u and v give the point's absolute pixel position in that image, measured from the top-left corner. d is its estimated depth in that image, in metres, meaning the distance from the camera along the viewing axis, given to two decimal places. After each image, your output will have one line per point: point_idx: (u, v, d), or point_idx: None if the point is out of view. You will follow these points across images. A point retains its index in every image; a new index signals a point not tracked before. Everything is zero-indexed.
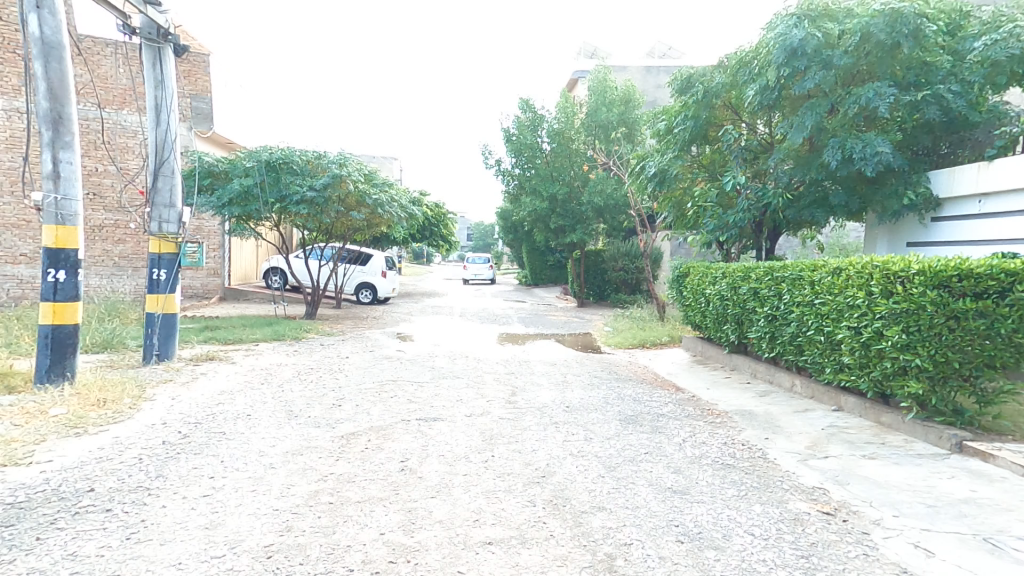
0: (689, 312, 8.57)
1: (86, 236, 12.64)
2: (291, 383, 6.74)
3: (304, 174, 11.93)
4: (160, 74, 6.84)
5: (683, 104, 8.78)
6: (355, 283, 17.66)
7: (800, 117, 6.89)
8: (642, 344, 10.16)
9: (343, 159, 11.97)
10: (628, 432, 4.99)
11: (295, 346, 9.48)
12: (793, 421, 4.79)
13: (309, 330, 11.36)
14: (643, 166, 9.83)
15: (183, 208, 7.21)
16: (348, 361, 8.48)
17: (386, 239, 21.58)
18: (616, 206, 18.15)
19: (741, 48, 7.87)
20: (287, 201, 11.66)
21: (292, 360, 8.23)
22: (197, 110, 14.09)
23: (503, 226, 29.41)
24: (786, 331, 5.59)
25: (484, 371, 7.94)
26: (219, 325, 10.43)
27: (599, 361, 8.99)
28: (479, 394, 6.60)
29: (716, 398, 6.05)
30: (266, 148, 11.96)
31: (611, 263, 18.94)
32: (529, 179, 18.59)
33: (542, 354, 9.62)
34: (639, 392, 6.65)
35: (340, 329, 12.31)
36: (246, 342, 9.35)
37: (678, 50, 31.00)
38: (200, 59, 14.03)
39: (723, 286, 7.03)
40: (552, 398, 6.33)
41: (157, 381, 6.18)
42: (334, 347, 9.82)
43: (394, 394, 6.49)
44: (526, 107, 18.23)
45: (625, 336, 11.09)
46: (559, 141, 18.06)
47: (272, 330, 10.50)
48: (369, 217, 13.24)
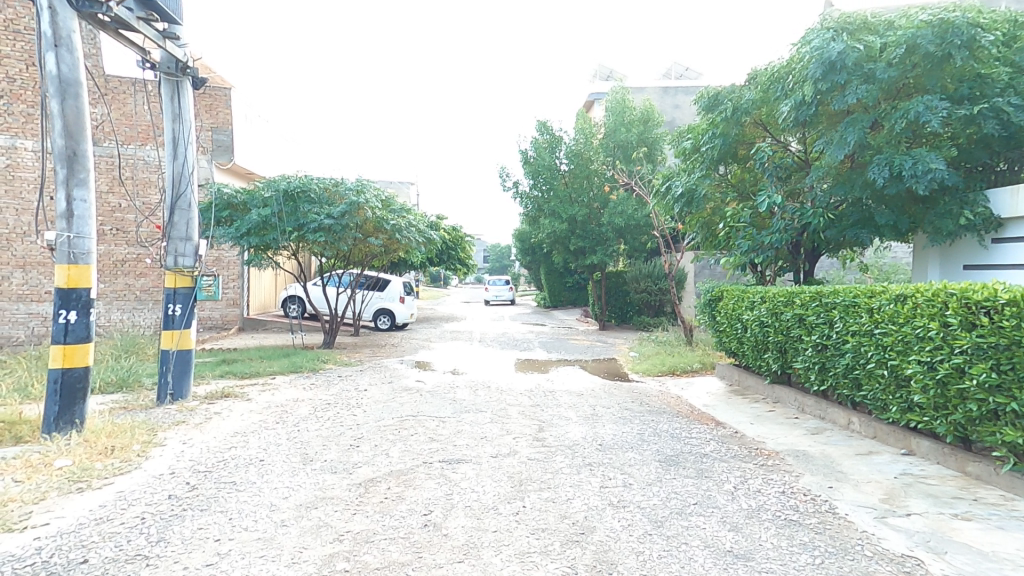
0: (723, 339, 8.12)
1: (109, 270, 12.70)
2: (307, 421, 6.43)
3: (322, 202, 11.88)
4: (178, 107, 6.77)
5: (711, 122, 8.54)
6: (373, 308, 17.52)
7: (840, 133, 6.55)
8: (672, 372, 9.67)
9: (361, 186, 11.91)
10: (671, 474, 4.52)
11: (312, 379, 9.21)
12: (859, 466, 4.30)
13: (326, 361, 11.13)
14: (669, 186, 9.54)
15: (200, 241, 7.10)
16: (366, 395, 8.16)
17: (404, 264, 21.49)
18: (637, 226, 17.82)
19: (772, 64, 7.63)
20: (305, 229, 11.58)
21: (309, 395, 7.95)
22: (218, 143, 14.23)
23: (521, 248, 29.22)
24: (838, 363, 5.14)
25: (507, 404, 7.55)
26: (236, 358, 10.28)
27: (628, 390, 8.50)
28: (504, 430, 6.21)
29: (762, 434, 5.58)
30: (284, 178, 11.94)
31: (633, 284, 18.50)
32: (547, 201, 18.38)
33: (568, 383, 9.16)
34: (676, 425, 6.16)
35: (358, 359, 12.05)
36: (262, 376, 9.14)
37: (696, 71, 30.91)
38: (221, 93, 14.24)
39: (762, 312, 6.59)
40: (583, 435, 5.91)
41: (168, 423, 5.93)
42: (352, 379, 9.54)
43: (415, 432, 6.13)
44: (543, 129, 18.20)
45: (653, 362, 10.61)
46: (577, 162, 17.88)
47: (290, 362, 10.30)
48: (386, 242, 13.16)
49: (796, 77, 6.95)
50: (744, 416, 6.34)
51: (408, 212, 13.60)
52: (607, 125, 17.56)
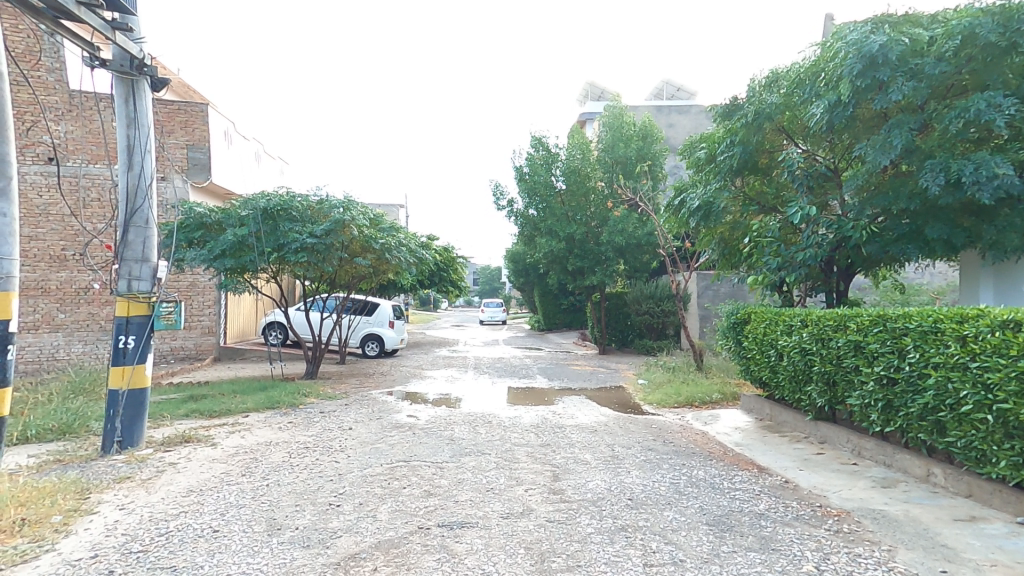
0: (750, 366, 7.33)
1: (69, 299, 11.69)
2: (280, 471, 5.43)
3: (304, 221, 11.12)
4: (134, 111, 5.96)
5: (730, 129, 7.96)
6: (361, 334, 16.50)
7: (883, 137, 5.91)
8: (690, 404, 8.80)
9: (348, 203, 11.16)
10: (729, 547, 3.61)
11: (290, 416, 8.22)
12: (968, 543, 3.41)
13: (308, 394, 10.11)
14: (684, 198, 8.87)
15: (159, 262, 6.24)
16: (351, 435, 7.16)
17: (394, 286, 20.55)
18: (637, 245, 17.20)
19: (799, 66, 7.11)
20: (286, 250, 10.74)
21: (285, 436, 6.95)
22: (194, 161, 13.46)
23: (515, 269, 28.52)
24: (912, 403, 4.33)
25: (511, 444, 6.63)
26: (205, 394, 9.28)
27: (646, 424, 7.62)
28: (514, 479, 5.25)
29: (819, 485, 4.71)
30: (263, 195, 11.10)
31: (635, 306, 17.77)
32: (543, 220, 17.71)
33: (578, 416, 8.25)
34: (713, 473, 5.25)
35: (343, 391, 11.03)
36: (234, 414, 8.15)
37: (687, 91, 30.87)
38: (198, 110, 13.46)
39: (804, 337, 5.81)
40: (605, 484, 5.00)
41: (110, 481, 4.93)
42: (336, 415, 8.53)
43: (408, 483, 5.17)
44: (539, 145, 17.63)
45: (667, 392, 9.74)
46: (574, 178, 17.23)
47: (267, 397, 9.28)
48: (374, 262, 12.50)
49: (829, 77, 6.34)
50: (790, 459, 5.49)
51: (399, 231, 12.83)
52: (605, 141, 17.02)
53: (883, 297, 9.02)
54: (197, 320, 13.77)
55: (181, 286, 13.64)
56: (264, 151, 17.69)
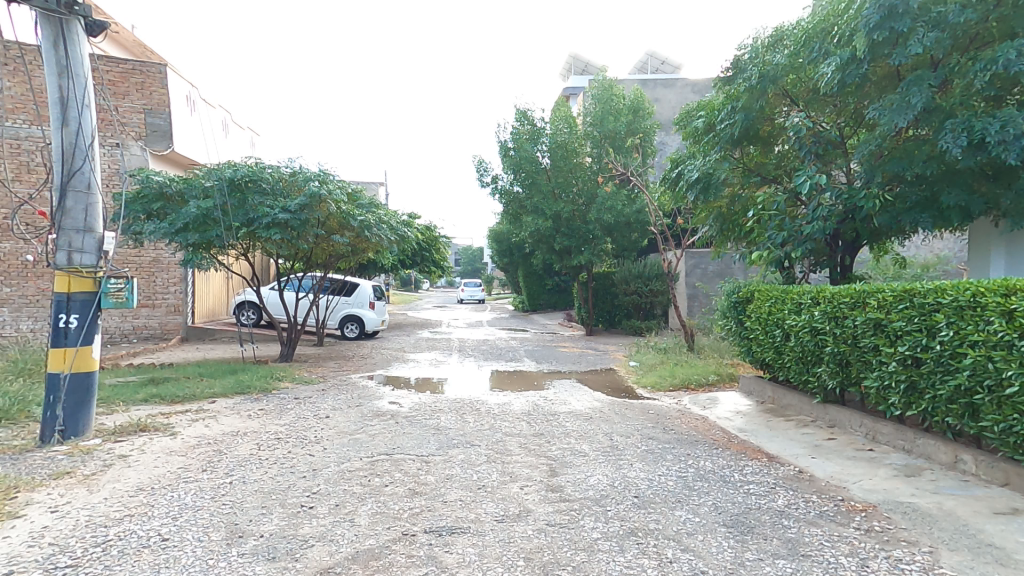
0: (751, 346, 6.96)
1: (15, 273, 10.82)
2: (246, 465, 4.88)
3: (276, 194, 10.38)
4: (66, 58, 5.19)
5: (731, 94, 7.45)
6: (340, 315, 15.85)
7: (900, 96, 5.44)
8: (686, 387, 8.47)
9: (324, 175, 10.48)
10: (752, 553, 3.22)
11: (262, 402, 7.67)
12: (1019, 546, 3.07)
13: (281, 378, 9.52)
14: (681, 171, 8.36)
15: (105, 234, 5.54)
16: (327, 424, 6.65)
17: (374, 265, 19.86)
18: (626, 223, 16.79)
19: (808, 22, 6.59)
20: (255, 225, 10.02)
21: (254, 425, 6.40)
22: (153, 128, 12.56)
23: (498, 248, 27.94)
24: (941, 384, 3.96)
25: (500, 434, 6.20)
26: (168, 377, 8.65)
27: (643, 410, 7.25)
28: (507, 475, 4.81)
29: (836, 474, 4.34)
30: (229, 165, 10.30)
31: (623, 286, 17.50)
32: (529, 196, 17.15)
33: (571, 401, 7.86)
34: (721, 463, 4.87)
35: (319, 375, 10.45)
36: (199, 398, 7.64)
37: (674, 65, 30.19)
38: (155, 71, 12.50)
39: (813, 315, 5.40)
40: (607, 480, 4.58)
41: (45, 477, 4.33)
42: (312, 401, 7.99)
43: (391, 480, 4.69)
44: (524, 118, 16.94)
45: (660, 374, 9.42)
46: (561, 153, 16.70)
47: (236, 382, 8.67)
48: (353, 241, 11.89)
49: (842, 32, 5.87)
50: (800, 444, 5.13)
51: (379, 206, 12.21)
52: (594, 114, 16.37)
53: (878, 274, 8.91)
54: (162, 300, 13.04)
55: (143, 264, 12.84)
56: (232, 121, 16.66)
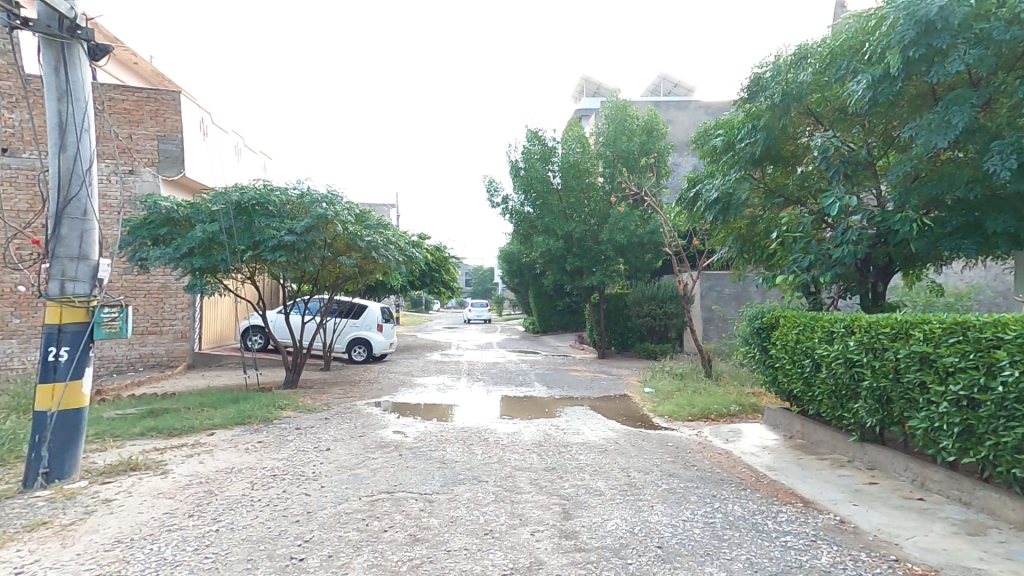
0: (776, 376, 6.54)
1: (23, 304, 10.75)
2: (237, 510, 4.54)
3: (283, 216, 10.28)
4: (66, 82, 5.06)
5: (752, 113, 7.19)
6: (348, 338, 15.59)
7: (939, 115, 5.15)
8: (706, 417, 8.01)
9: (331, 197, 10.40)
10: None
11: (262, 435, 7.37)
12: None
13: (284, 406, 9.24)
14: (699, 191, 8.05)
15: (99, 261, 5.32)
16: (327, 458, 6.32)
17: (383, 287, 19.70)
18: (638, 244, 16.50)
19: (835, 40, 6.35)
20: (261, 248, 9.89)
21: (251, 460, 6.09)
22: (165, 154, 12.57)
23: (508, 269, 27.73)
24: (1007, 429, 3.56)
25: (509, 467, 5.83)
26: (168, 409, 8.41)
27: (661, 443, 6.82)
28: (517, 517, 4.42)
29: (884, 527, 3.89)
30: (236, 187, 10.22)
31: (636, 308, 17.07)
32: (540, 218, 16.98)
33: (584, 430, 7.46)
34: (752, 508, 4.44)
35: (324, 402, 10.14)
36: (198, 431, 7.46)
37: (686, 87, 30.22)
38: (169, 98, 12.56)
39: (847, 347, 5.00)
40: (625, 526, 4.16)
41: (17, 530, 4.04)
42: (314, 432, 7.67)
43: (389, 524, 4.31)
44: (534, 138, 16.91)
45: (677, 402, 8.97)
46: (572, 173, 16.57)
47: (238, 412, 8.41)
48: (360, 261, 11.78)
49: (871, 49, 5.62)
50: (837, 487, 4.69)
51: (388, 228, 12.11)
52: (607, 134, 16.24)
53: (907, 296, 8.50)
54: (170, 326, 12.91)
55: (152, 289, 12.75)
56: (244, 144, 16.77)
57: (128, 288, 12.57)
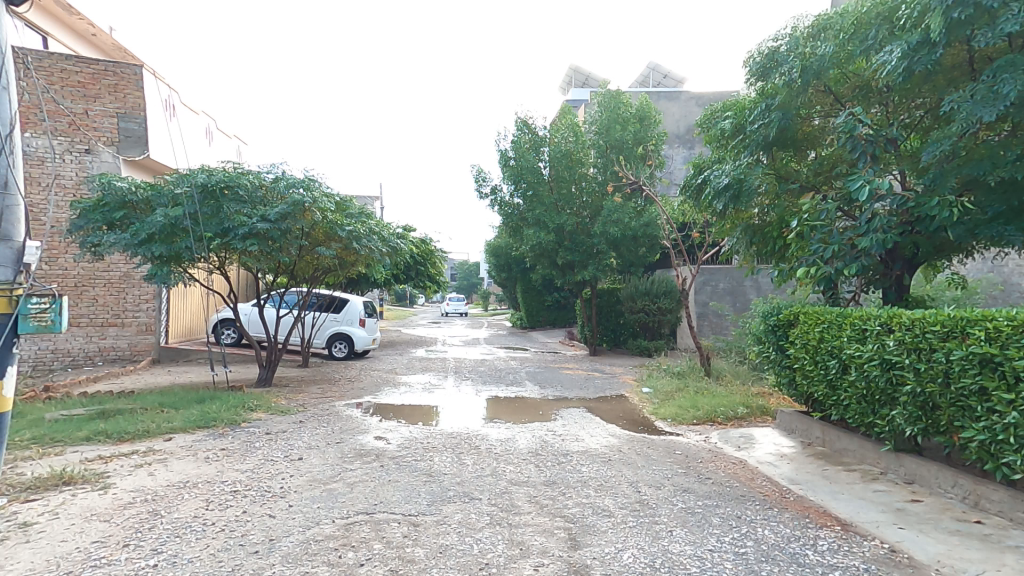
0: (793, 377, 5.99)
1: None
2: (181, 538, 3.89)
3: (254, 202, 9.58)
4: None
5: (766, 91, 6.63)
6: (328, 333, 14.84)
7: (986, 87, 4.64)
8: (711, 420, 7.49)
9: (308, 182, 9.77)
10: None
11: (227, 442, 6.64)
12: None
13: (255, 409, 8.53)
14: (706, 176, 7.46)
15: (25, 243, 4.56)
16: (298, 469, 5.65)
17: (366, 279, 18.93)
18: (632, 237, 15.95)
19: (857, 10, 5.83)
20: (230, 236, 9.19)
21: (209, 473, 5.40)
22: (126, 133, 11.69)
23: (496, 264, 27.16)
24: None
25: (504, 481, 5.21)
26: (122, 411, 7.65)
27: (667, 450, 6.26)
28: (517, 547, 3.79)
29: (944, 557, 3.35)
30: (203, 169, 9.44)
31: (629, 303, 16.59)
32: (530, 209, 16.41)
33: (584, 437, 6.86)
34: (786, 532, 3.87)
35: (299, 403, 9.42)
36: (152, 435, 6.77)
37: (676, 78, 29.78)
38: (129, 73, 11.66)
39: (881, 345, 4.45)
40: (641, 557, 3.58)
41: None
42: (285, 437, 6.99)
43: (366, 554, 3.68)
44: (524, 126, 16.37)
45: (678, 403, 8.45)
46: (564, 162, 16.06)
47: (201, 415, 7.68)
48: (340, 252, 11.17)
49: (908, 13, 5.10)
50: (875, 506, 4.12)
51: (371, 217, 11.51)
52: (600, 122, 15.83)
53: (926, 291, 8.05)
54: (133, 319, 12.05)
55: (112, 279, 11.86)
56: (218, 127, 15.85)
57: (86, 278, 11.68)
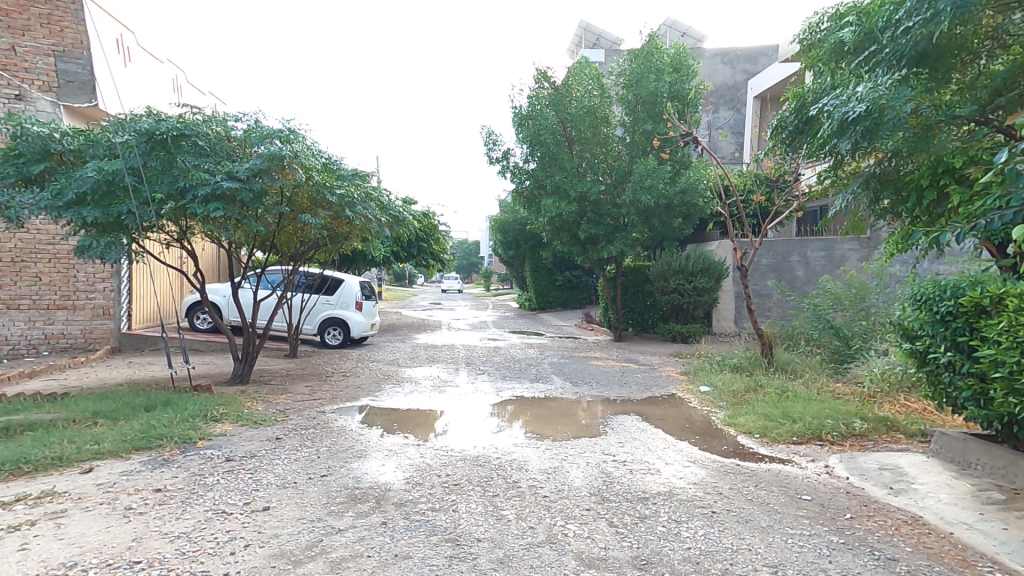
0: (977, 393, 4.15)
1: None
2: None
3: (218, 155, 7.67)
4: None
5: None
6: (320, 318, 13.02)
7: None
8: (818, 438, 5.65)
9: (287, 133, 7.96)
10: None
11: (169, 476, 4.82)
12: None
13: (220, 419, 6.73)
14: (818, 107, 5.40)
15: None
16: (261, 533, 3.82)
17: (362, 256, 17.06)
18: (665, 208, 14.01)
19: None
20: (188, 197, 7.33)
21: (121, 543, 3.59)
22: (67, 77, 9.69)
23: (503, 241, 25.36)
24: None
25: (571, 560, 3.40)
26: (37, 423, 5.90)
27: (787, 490, 4.42)
28: None
29: None
30: (150, 111, 7.51)
31: (660, 283, 14.86)
32: (548, 176, 14.58)
33: (662, 469, 5.02)
34: None
35: (279, 409, 7.64)
36: (67, 458, 5.07)
37: (698, 35, 27.36)
38: (66, 2, 9.63)
39: None
40: None
41: None
42: (254, 466, 5.20)
43: None
44: (543, 79, 14.45)
45: (759, 411, 6.63)
46: (585, 121, 14.21)
47: (146, 428, 5.90)
48: (329, 222, 9.50)
49: None
50: None
51: (366, 178, 9.86)
52: (629, 74, 13.95)
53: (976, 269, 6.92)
54: (86, 301, 10.38)
55: (59, 253, 10.13)
56: (188, 80, 13.82)
57: (25, 251, 9.87)
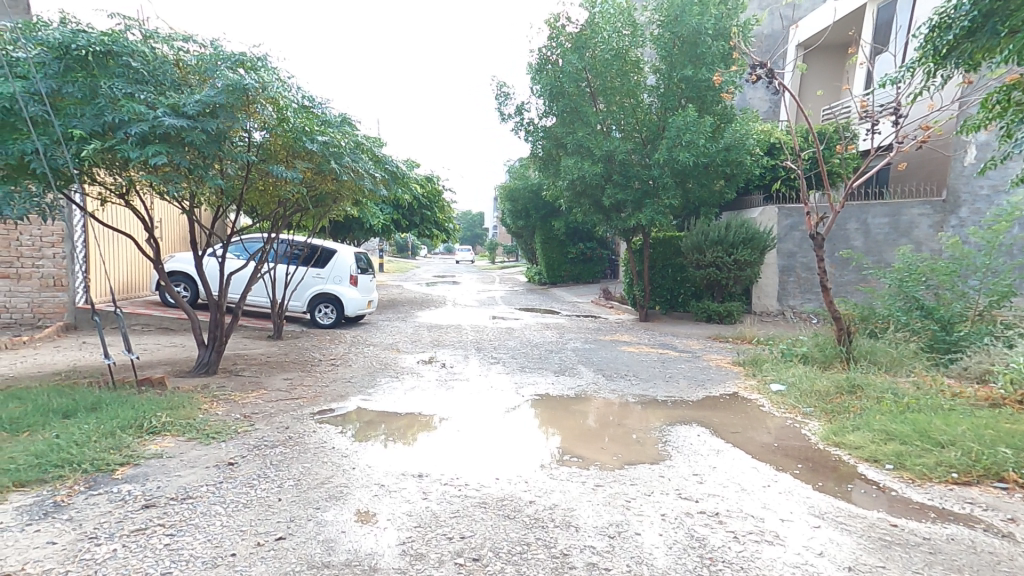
0: None
1: None
2: None
3: (157, 84, 5.87)
4: None
5: None
6: (309, 295, 11.32)
7: None
8: (991, 477, 3.94)
9: (253, 59, 6.16)
10: None
11: (41, 544, 3.26)
12: None
13: (161, 430, 5.14)
14: None
15: None
16: None
17: (359, 224, 15.36)
18: (706, 167, 12.08)
19: None
20: (115, 136, 5.56)
21: None
22: None
23: (512, 210, 23.54)
24: None
25: None
26: None
27: None
28: None
29: None
30: (64, 23, 5.68)
31: (695, 255, 13.09)
32: (569, 132, 12.68)
33: (783, 534, 3.30)
34: None
35: (244, 414, 6.01)
36: None
37: None
38: None
39: None
40: None
41: None
42: (185, 517, 3.63)
43: None
44: (558, 18, 12.44)
45: (873, 424, 4.92)
46: (613, 65, 12.22)
47: (45, 451, 4.35)
48: (310, 178, 7.74)
49: None
50: None
51: (357, 125, 8.05)
52: (666, 8, 11.85)
53: None
54: (33, 269, 8.89)
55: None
56: None
57: None
